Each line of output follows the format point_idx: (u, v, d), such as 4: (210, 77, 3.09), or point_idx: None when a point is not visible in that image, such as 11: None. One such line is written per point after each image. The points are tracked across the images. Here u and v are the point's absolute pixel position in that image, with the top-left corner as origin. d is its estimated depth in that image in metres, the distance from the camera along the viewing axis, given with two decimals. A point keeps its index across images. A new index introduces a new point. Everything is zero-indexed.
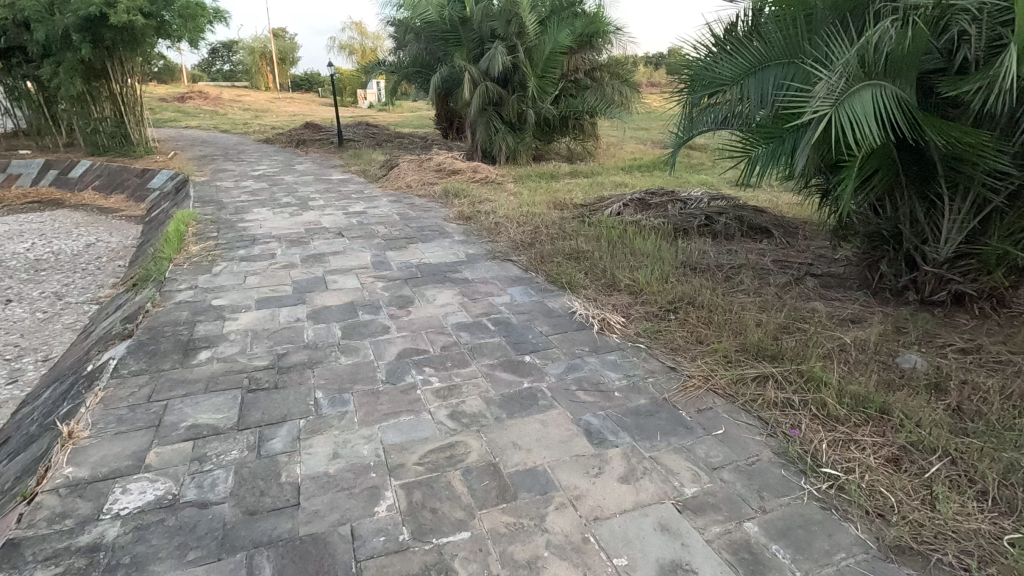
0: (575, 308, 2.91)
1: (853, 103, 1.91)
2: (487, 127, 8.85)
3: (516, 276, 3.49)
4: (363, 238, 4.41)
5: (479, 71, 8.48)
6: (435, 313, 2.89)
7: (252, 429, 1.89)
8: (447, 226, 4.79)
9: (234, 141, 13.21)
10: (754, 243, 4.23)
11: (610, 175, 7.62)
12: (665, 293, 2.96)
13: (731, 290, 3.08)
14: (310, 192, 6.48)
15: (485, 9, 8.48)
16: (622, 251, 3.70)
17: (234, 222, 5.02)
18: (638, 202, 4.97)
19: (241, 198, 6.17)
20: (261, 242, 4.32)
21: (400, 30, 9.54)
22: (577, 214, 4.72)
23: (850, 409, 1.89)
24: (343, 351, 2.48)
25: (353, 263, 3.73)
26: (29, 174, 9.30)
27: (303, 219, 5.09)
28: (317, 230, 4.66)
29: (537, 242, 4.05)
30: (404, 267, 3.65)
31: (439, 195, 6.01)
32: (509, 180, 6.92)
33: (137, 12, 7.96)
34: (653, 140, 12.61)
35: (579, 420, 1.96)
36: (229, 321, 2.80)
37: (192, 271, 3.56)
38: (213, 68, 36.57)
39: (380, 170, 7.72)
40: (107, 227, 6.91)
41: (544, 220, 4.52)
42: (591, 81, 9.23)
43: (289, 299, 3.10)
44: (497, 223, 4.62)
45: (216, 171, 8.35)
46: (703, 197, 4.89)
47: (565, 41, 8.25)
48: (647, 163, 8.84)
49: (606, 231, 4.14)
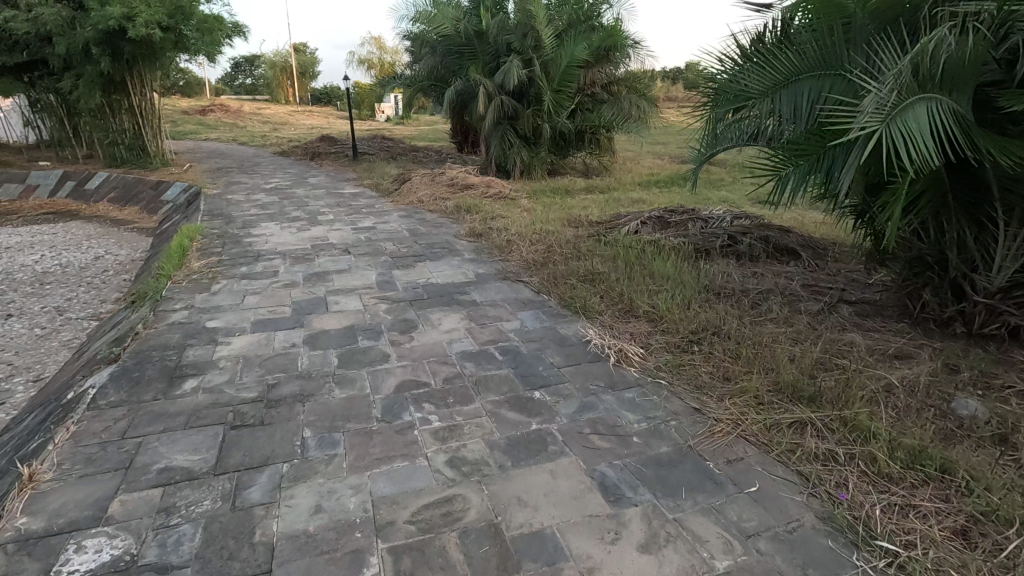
0: (589, 337, 2.70)
1: (907, 119, 1.70)
2: (501, 141, 8.73)
3: (528, 299, 3.30)
4: (370, 255, 4.25)
5: (494, 85, 8.37)
6: (440, 340, 2.70)
7: (229, 475, 1.70)
8: (457, 244, 4.61)
9: (251, 154, 13.30)
10: (780, 265, 3.99)
11: (627, 191, 7.42)
12: (687, 321, 2.75)
13: (759, 318, 2.85)
14: (320, 206, 6.37)
15: (501, 22, 8.41)
16: (640, 273, 3.49)
17: (241, 237, 4.91)
18: (657, 220, 4.76)
19: (251, 211, 6.08)
20: (265, 259, 4.19)
21: (416, 44, 9.51)
22: (592, 233, 4.53)
23: (904, 466, 1.65)
24: (338, 383, 2.29)
25: (357, 283, 3.56)
26: (47, 185, 9.37)
27: (311, 234, 4.96)
28: (323, 247, 4.52)
29: (550, 262, 3.86)
30: (410, 288, 3.48)
31: (450, 210, 5.86)
32: (523, 195, 6.75)
33: (156, 26, 8.02)
34: (671, 155, 12.39)
35: (592, 471, 1.74)
36: (222, 345, 2.64)
37: (190, 289, 3.43)
38: (235, 82, 37.35)
39: (393, 184, 7.61)
40: (118, 239, 6.86)
41: (558, 238, 4.33)
42: (608, 95, 9.09)
43: (287, 322, 2.94)
44: (509, 241, 4.43)
45: (230, 184, 8.32)
46: (725, 215, 4.67)
47: (582, 55, 8.08)
48: (665, 179, 8.64)
49: (623, 251, 3.94)
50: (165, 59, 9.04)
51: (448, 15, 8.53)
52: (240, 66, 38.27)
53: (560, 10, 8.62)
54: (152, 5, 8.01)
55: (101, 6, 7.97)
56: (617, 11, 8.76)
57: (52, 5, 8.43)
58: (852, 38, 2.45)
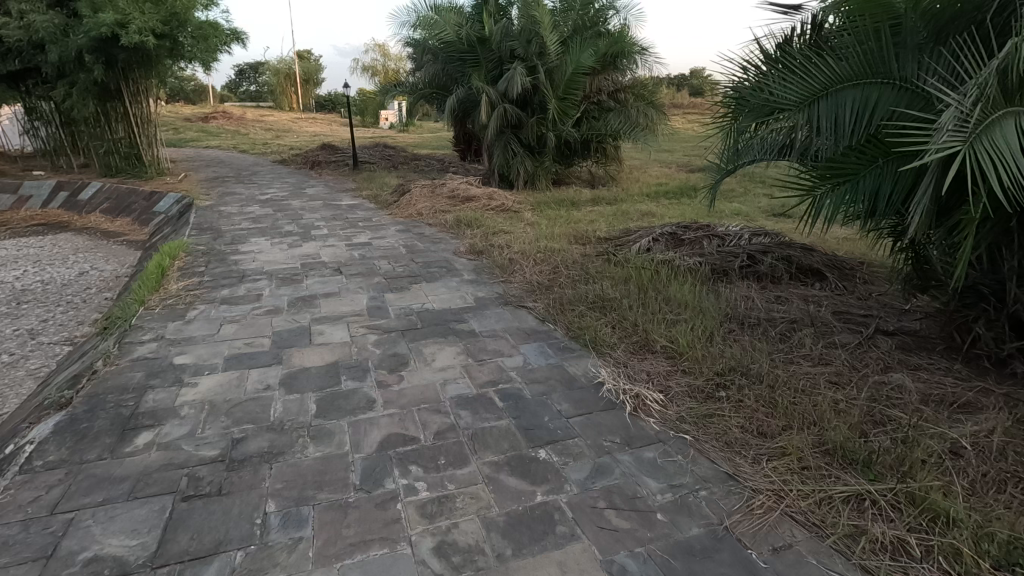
0: (601, 378, 2.40)
1: (995, 139, 1.40)
2: (504, 150, 8.45)
3: (532, 329, 3.00)
4: (363, 276, 3.97)
5: (497, 92, 8.10)
6: (432, 381, 2.40)
7: (170, 569, 1.41)
8: (456, 262, 4.32)
9: (250, 162, 13.09)
10: (806, 288, 3.68)
11: (635, 203, 7.14)
12: (710, 359, 2.44)
13: (791, 355, 2.54)
14: (315, 219, 6.10)
15: (505, 29, 8.19)
16: (655, 300, 3.19)
17: (227, 254, 4.63)
18: (669, 237, 4.46)
19: (242, 225, 5.81)
20: (249, 280, 3.91)
21: (417, 50, 9.28)
22: (600, 251, 4.23)
23: (996, 566, 1.35)
24: (313, 438, 1.99)
25: (345, 309, 3.27)
26: (39, 195, 9.15)
27: (301, 251, 4.68)
28: (313, 266, 4.24)
29: (555, 285, 3.56)
30: (403, 315, 3.18)
31: (450, 225, 5.58)
32: (526, 208, 6.47)
33: (149, 33, 7.79)
34: (678, 164, 12.08)
35: (610, 563, 1.44)
36: (188, 387, 2.35)
37: (163, 317, 3.14)
38: (240, 90, 37.50)
39: (392, 196, 7.33)
40: (106, 252, 6.61)
41: (564, 257, 4.04)
42: (614, 103, 8.81)
43: (264, 357, 2.64)
44: (511, 260, 4.14)
45: (225, 195, 8.07)
46: (743, 231, 4.36)
47: (589, 62, 7.79)
48: (674, 189, 8.36)
49: (635, 273, 3.64)
50: (161, 66, 8.84)
51: (450, 20, 8.31)
52: (245, 74, 38.28)
53: (565, 16, 8.40)
54: (147, 12, 7.81)
55: (94, 13, 7.77)
56: (624, 17, 8.53)
57: (45, 11, 8.25)
58: (902, 39, 2.16)
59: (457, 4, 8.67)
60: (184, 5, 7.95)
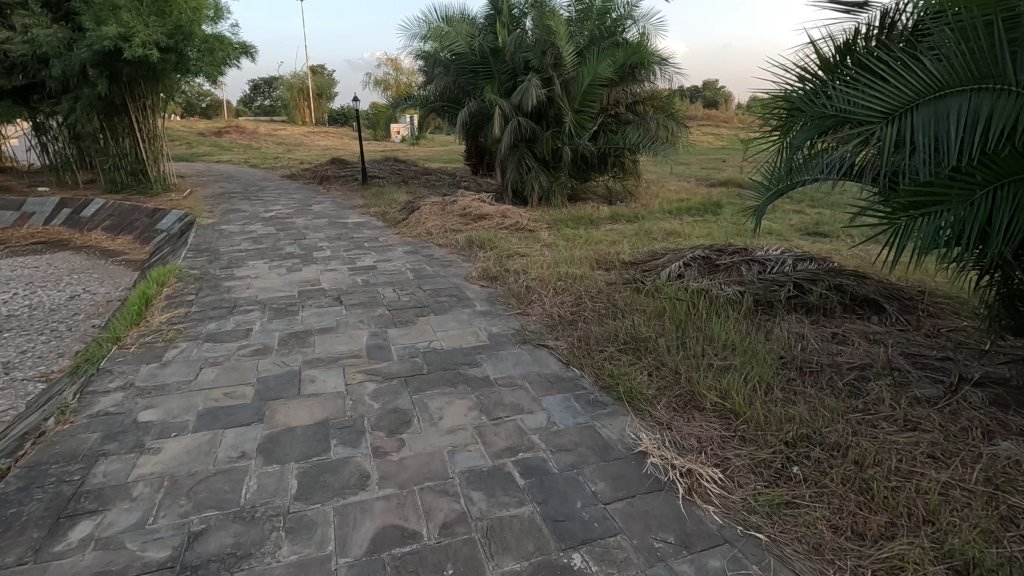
0: (642, 446, 1.98)
1: None
2: (518, 166, 8.11)
3: (555, 376, 2.59)
4: (364, 306, 3.59)
5: (510, 105, 7.77)
6: (438, 448, 2.00)
7: None
8: (467, 290, 3.94)
9: (259, 177, 12.90)
10: (863, 322, 3.24)
11: (657, 220, 6.75)
12: (775, 420, 2.03)
13: (869, 415, 2.12)
14: (318, 239, 5.76)
15: (519, 39, 7.87)
16: (697, 340, 2.78)
17: (221, 279, 4.30)
18: (702, 263, 4.05)
19: (241, 246, 5.49)
20: (239, 310, 3.55)
21: (428, 63, 8.99)
22: (627, 277, 3.84)
23: None
24: (290, 531, 1.60)
25: (342, 349, 2.89)
26: (43, 212, 8.95)
27: (300, 277, 4.33)
28: (311, 294, 3.88)
29: (579, 319, 3.16)
30: (406, 357, 2.79)
31: (462, 246, 5.22)
32: (542, 226, 6.09)
33: (153, 46, 7.58)
34: (697, 178, 11.68)
35: None
36: (148, 453, 1.97)
37: (137, 357, 2.79)
38: (254, 104, 37.87)
39: (400, 213, 6.99)
40: (103, 274, 6.33)
41: (587, 285, 3.64)
42: (632, 115, 8.48)
43: (243, 411, 2.26)
44: (528, 288, 3.75)
45: (229, 212, 7.80)
46: (785, 256, 3.93)
47: (606, 73, 7.50)
48: (697, 205, 7.96)
49: (669, 305, 3.23)
50: (166, 81, 8.64)
51: (462, 31, 8.01)
52: (259, 88, 38.54)
53: (581, 26, 8.11)
54: (151, 25, 7.62)
55: (97, 26, 7.58)
56: (643, 27, 8.18)
57: (49, 26, 8.08)
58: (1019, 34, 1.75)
59: (469, 15, 8.38)
60: (188, 17, 7.72)
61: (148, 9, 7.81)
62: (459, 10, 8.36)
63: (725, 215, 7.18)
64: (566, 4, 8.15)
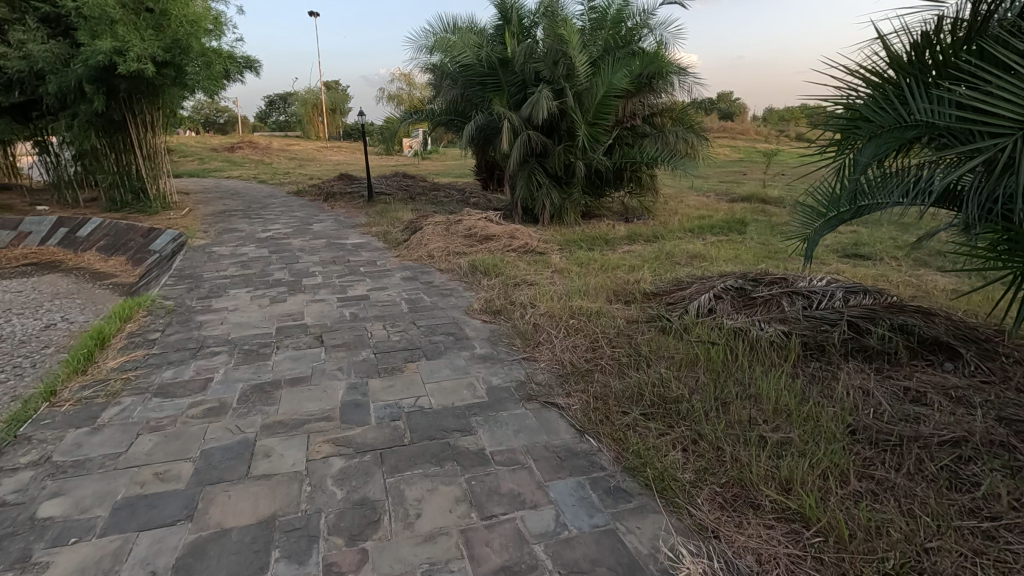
0: (682, 570, 1.47)
1: None
2: (528, 183, 7.63)
3: (566, 450, 2.09)
4: (347, 348, 3.13)
5: (520, 118, 7.34)
6: (409, 568, 1.52)
7: None
8: (466, 327, 3.46)
9: (265, 193, 12.62)
10: (938, 372, 2.69)
11: (679, 240, 6.25)
12: (862, 536, 1.52)
13: (986, 523, 1.59)
14: (311, 263, 5.34)
15: (529, 49, 7.46)
16: (742, 401, 2.27)
17: (196, 312, 3.87)
18: (733, 296, 3.53)
19: (227, 272, 5.08)
20: (205, 353, 3.10)
21: (435, 74, 8.59)
22: (649, 314, 3.34)
23: None
24: None
25: (312, 409, 2.41)
26: (38, 232, 8.68)
27: (281, 310, 3.88)
28: (290, 332, 3.42)
29: (597, 370, 2.66)
30: (386, 421, 2.31)
31: (465, 271, 4.76)
32: (554, 248, 5.63)
33: (149, 60, 7.31)
34: (716, 192, 11.16)
35: None
36: (29, 573, 1.50)
37: (67, 417, 2.35)
38: (269, 120, 38.21)
39: (402, 233, 6.57)
40: (86, 299, 5.96)
41: (603, 324, 3.13)
42: (649, 128, 8.08)
43: (170, 502, 1.79)
44: (536, 327, 3.26)
45: (225, 232, 7.45)
46: (833, 286, 3.38)
47: (622, 84, 7.07)
48: (720, 223, 7.44)
49: (702, 351, 2.72)
50: (165, 96, 8.40)
51: (469, 41, 7.60)
52: (275, 104, 38.83)
53: (594, 34, 7.70)
54: (147, 39, 7.34)
55: (92, 40, 7.30)
56: (660, 35, 7.76)
57: (45, 41, 7.81)
58: None
59: (477, 25, 8.00)
60: (185, 30, 7.45)
61: (145, 22, 7.52)
62: (466, 19, 7.99)
63: (752, 234, 6.67)
64: (578, 12, 7.76)
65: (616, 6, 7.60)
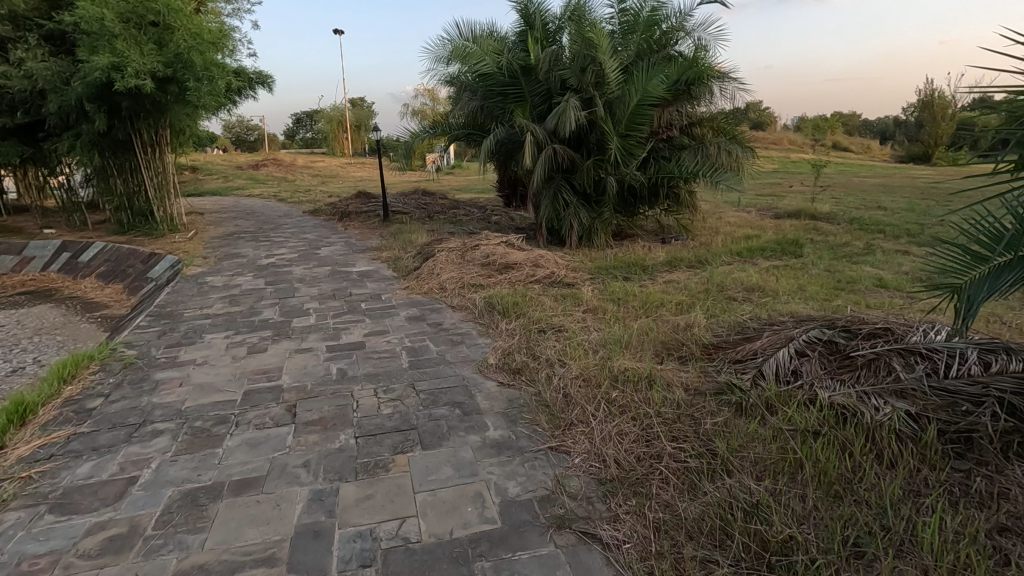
0: None
1: None
2: (554, 201, 6.93)
3: None
4: (322, 429, 2.42)
5: (544, 131, 6.66)
6: None
7: None
8: (477, 393, 2.72)
9: (281, 213, 12.20)
10: None
11: (727, 267, 5.47)
12: None
13: None
14: (306, 299, 4.69)
15: (554, 56, 6.81)
16: (891, 556, 1.48)
17: (157, 366, 3.23)
18: (821, 354, 2.71)
19: (212, 309, 4.46)
20: (143, 433, 2.42)
21: (451, 86, 7.99)
22: (715, 382, 2.55)
23: None
24: None
25: (254, 542, 1.71)
26: (41, 257, 8.29)
27: (257, 365, 3.21)
28: (257, 401, 2.73)
29: (655, 478, 1.90)
30: (352, 570, 1.58)
31: (481, 310, 4.05)
32: (584, 279, 4.90)
33: (148, 76, 6.91)
34: (758, 208, 10.31)
35: None
36: None
37: None
38: (296, 138, 38.63)
39: (414, 259, 5.92)
40: (69, 336, 5.41)
41: (656, 398, 2.35)
42: (688, 139, 7.30)
43: None
44: (568, 399, 2.51)
45: (227, 258, 6.89)
46: (962, 342, 2.53)
47: (659, 90, 6.36)
48: (770, 244, 6.60)
49: (802, 450, 1.94)
50: (170, 114, 8.00)
51: (488, 48, 7.01)
52: (302, 122, 39.08)
53: (626, 39, 7.00)
54: (148, 54, 6.95)
55: (91, 56, 6.90)
56: (698, 38, 7.03)
57: (46, 59, 7.45)
58: None
59: (496, 31, 7.38)
60: (187, 44, 7.00)
61: (148, 37, 7.13)
62: (485, 26, 7.37)
63: (811, 257, 5.85)
64: (608, 15, 7.07)
65: (650, 7, 6.87)
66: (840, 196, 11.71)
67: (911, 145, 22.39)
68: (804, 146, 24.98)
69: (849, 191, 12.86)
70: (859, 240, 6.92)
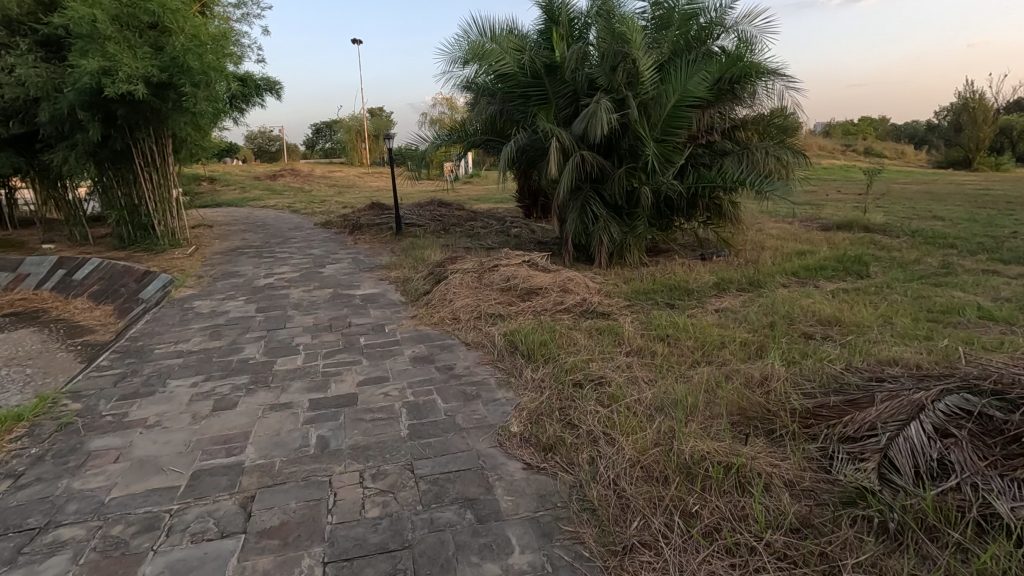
0: None
1: None
2: (582, 215, 6.23)
3: None
4: (281, 546, 1.73)
5: (571, 136, 5.98)
6: None
7: None
8: (496, 483, 2.01)
9: (290, 225, 11.67)
10: None
11: (787, 290, 4.70)
12: None
13: None
14: (298, 331, 4.04)
15: (581, 54, 6.12)
16: None
17: (95, 429, 2.57)
18: (973, 436, 1.83)
19: (189, 344, 3.83)
20: (38, 547, 1.76)
21: (468, 90, 7.33)
22: (834, 483, 1.82)
23: None
24: None
25: None
26: (36, 274, 7.83)
27: (219, 429, 2.54)
28: (206, 490, 2.05)
29: None
30: None
31: (501, 351, 3.34)
32: (620, 307, 4.17)
33: (142, 80, 6.40)
34: (801, 218, 9.49)
35: None
36: None
37: None
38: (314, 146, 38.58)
39: (426, 281, 5.25)
40: (40, 369, 4.83)
41: (759, 515, 1.65)
42: (731, 146, 6.55)
43: None
44: (625, 506, 1.80)
45: (223, 278, 6.31)
46: None
47: (700, 90, 5.63)
48: (829, 261, 5.80)
49: None
50: (169, 123, 7.51)
51: (509, 45, 6.31)
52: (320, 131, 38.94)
53: (660, 35, 6.28)
54: (141, 57, 6.44)
55: (82, 60, 6.40)
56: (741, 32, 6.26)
57: (38, 65, 6.99)
58: None
59: (518, 28, 6.71)
60: (184, 47, 6.50)
61: (144, 41, 6.65)
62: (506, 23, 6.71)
63: (884, 278, 5.04)
64: (640, 10, 6.37)
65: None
66: (890, 205, 10.82)
67: (951, 150, 21.26)
68: (836, 151, 23.93)
69: (897, 199, 11.94)
70: (930, 256, 6.09)
